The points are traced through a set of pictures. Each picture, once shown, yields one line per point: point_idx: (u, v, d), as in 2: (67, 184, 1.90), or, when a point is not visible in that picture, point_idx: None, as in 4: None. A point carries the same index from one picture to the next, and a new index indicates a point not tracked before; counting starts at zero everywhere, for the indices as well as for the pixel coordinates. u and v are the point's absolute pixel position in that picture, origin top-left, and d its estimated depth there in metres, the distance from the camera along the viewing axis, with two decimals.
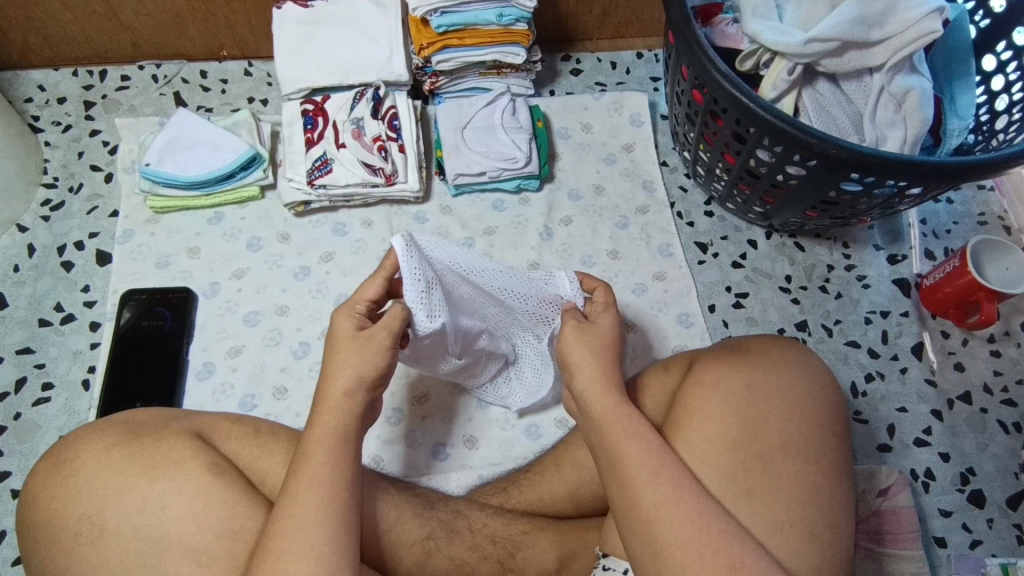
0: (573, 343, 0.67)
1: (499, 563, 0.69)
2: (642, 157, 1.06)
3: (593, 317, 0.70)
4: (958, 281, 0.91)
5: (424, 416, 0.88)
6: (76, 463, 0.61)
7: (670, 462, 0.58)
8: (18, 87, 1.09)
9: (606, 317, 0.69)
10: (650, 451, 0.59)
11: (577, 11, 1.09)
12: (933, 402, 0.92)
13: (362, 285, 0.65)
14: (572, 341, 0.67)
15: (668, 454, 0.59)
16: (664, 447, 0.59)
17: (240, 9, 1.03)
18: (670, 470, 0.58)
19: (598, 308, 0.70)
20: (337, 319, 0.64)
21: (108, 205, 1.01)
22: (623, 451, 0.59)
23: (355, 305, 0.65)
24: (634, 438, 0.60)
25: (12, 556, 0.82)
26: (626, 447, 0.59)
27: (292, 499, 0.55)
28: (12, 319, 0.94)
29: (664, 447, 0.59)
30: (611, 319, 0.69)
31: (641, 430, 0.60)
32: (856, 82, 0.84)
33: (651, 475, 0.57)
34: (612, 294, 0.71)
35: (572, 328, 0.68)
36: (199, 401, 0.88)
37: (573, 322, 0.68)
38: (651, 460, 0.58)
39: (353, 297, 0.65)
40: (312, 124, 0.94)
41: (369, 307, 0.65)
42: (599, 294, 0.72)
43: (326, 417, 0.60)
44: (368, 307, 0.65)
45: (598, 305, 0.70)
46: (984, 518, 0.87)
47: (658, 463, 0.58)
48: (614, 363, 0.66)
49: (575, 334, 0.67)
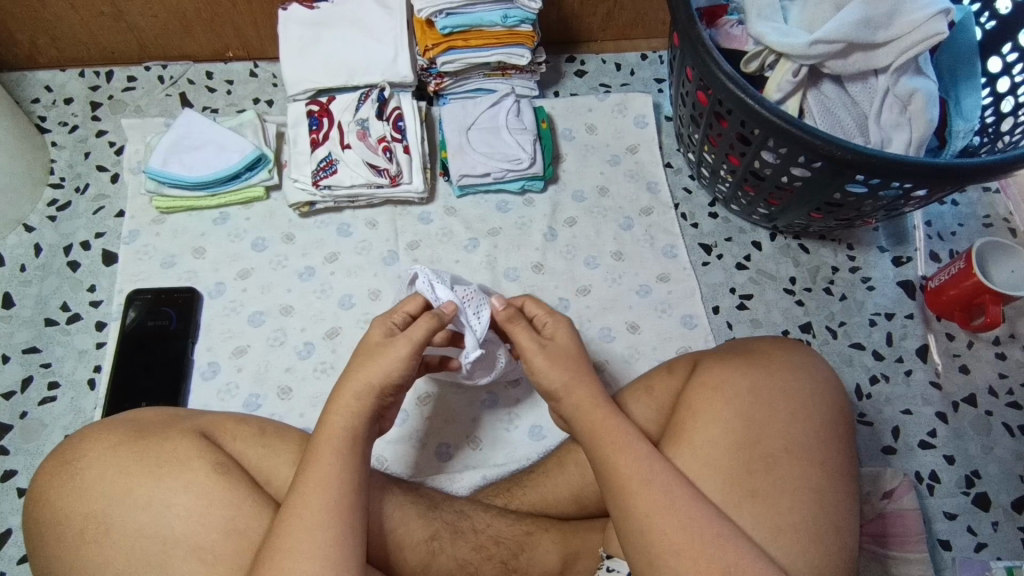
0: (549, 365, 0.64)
1: (504, 563, 0.69)
2: (647, 157, 1.06)
3: (547, 335, 0.67)
4: (964, 283, 0.91)
5: (428, 416, 0.88)
6: (82, 462, 0.61)
7: (658, 473, 0.58)
8: (26, 88, 1.09)
9: (560, 334, 0.67)
10: (637, 462, 0.59)
11: (582, 12, 1.09)
12: (938, 404, 0.92)
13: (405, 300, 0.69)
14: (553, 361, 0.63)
15: (656, 462, 0.59)
16: (653, 455, 0.59)
17: (245, 10, 1.03)
18: (660, 478, 0.58)
19: (546, 321, 0.68)
20: (371, 329, 0.66)
21: (115, 205, 1.01)
22: (613, 460, 0.59)
23: (393, 317, 0.67)
24: (622, 449, 0.59)
25: (19, 554, 0.82)
26: (615, 457, 0.59)
27: (301, 499, 0.56)
28: (19, 318, 0.94)
29: (654, 454, 0.59)
30: (568, 332, 0.67)
31: (629, 440, 0.60)
32: (862, 83, 0.83)
33: (640, 485, 0.57)
34: (544, 304, 0.70)
35: (535, 356, 0.64)
36: (204, 400, 0.88)
37: (535, 345, 0.65)
38: (639, 470, 0.58)
39: (402, 311, 0.68)
40: (318, 124, 0.94)
41: (408, 320, 0.68)
42: (537, 310, 0.69)
43: (335, 416, 0.60)
44: (404, 319, 0.68)
45: (547, 323, 0.68)
46: (990, 521, 0.86)
47: (647, 472, 0.58)
48: (594, 381, 0.64)
49: (545, 359, 0.64)
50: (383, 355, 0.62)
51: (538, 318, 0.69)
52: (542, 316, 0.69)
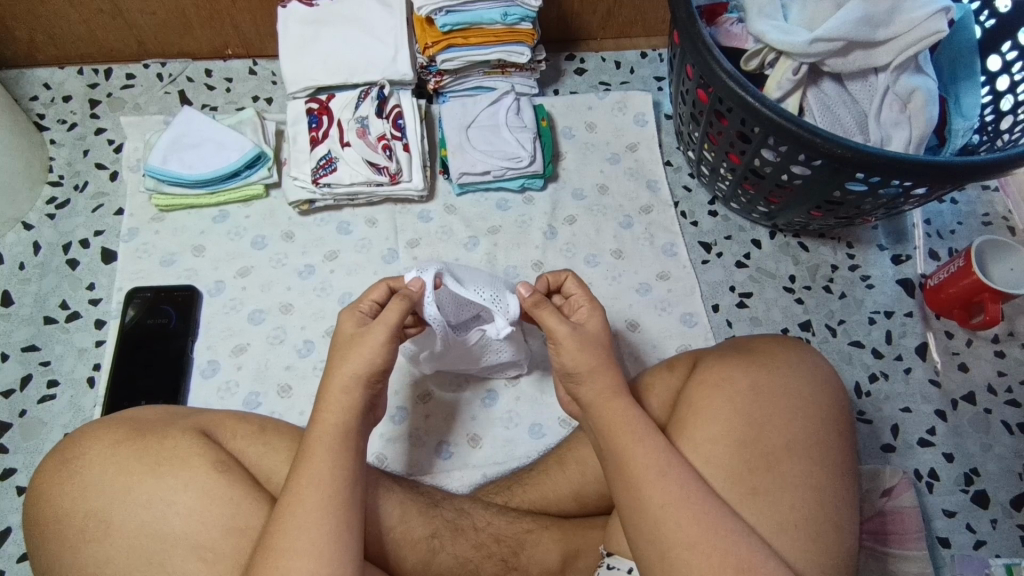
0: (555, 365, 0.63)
1: (504, 561, 0.70)
2: (646, 156, 1.06)
3: (578, 322, 0.66)
4: (964, 282, 0.91)
5: (428, 414, 0.88)
6: (82, 460, 0.61)
7: (666, 469, 0.58)
8: (24, 85, 1.09)
9: (594, 321, 0.66)
10: (643, 459, 0.59)
11: (582, 10, 1.09)
12: (937, 403, 0.92)
13: (368, 288, 0.68)
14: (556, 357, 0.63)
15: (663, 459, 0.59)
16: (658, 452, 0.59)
17: (245, 8, 1.03)
18: (668, 474, 0.58)
19: (584, 305, 0.67)
20: (342, 321, 0.66)
21: (114, 203, 1.01)
22: (620, 457, 0.59)
23: (360, 306, 0.67)
24: (628, 445, 0.59)
25: (18, 552, 0.82)
26: (621, 453, 0.59)
27: (294, 498, 0.56)
28: (18, 317, 0.94)
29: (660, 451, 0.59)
30: (600, 321, 0.66)
31: (634, 436, 0.60)
32: (862, 82, 0.84)
33: (647, 480, 0.58)
34: (588, 286, 0.69)
35: None
36: (204, 399, 0.88)
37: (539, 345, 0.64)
38: (645, 466, 0.58)
39: (368, 299, 0.67)
40: (317, 123, 0.94)
41: (376, 308, 0.67)
42: (577, 289, 0.69)
43: (330, 414, 0.60)
44: (372, 308, 0.67)
45: (582, 306, 0.67)
46: (989, 519, 0.87)
47: (654, 469, 0.58)
48: (612, 368, 0.64)
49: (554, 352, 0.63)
50: (384, 354, 0.62)
51: (575, 298, 0.69)
52: (580, 297, 0.68)
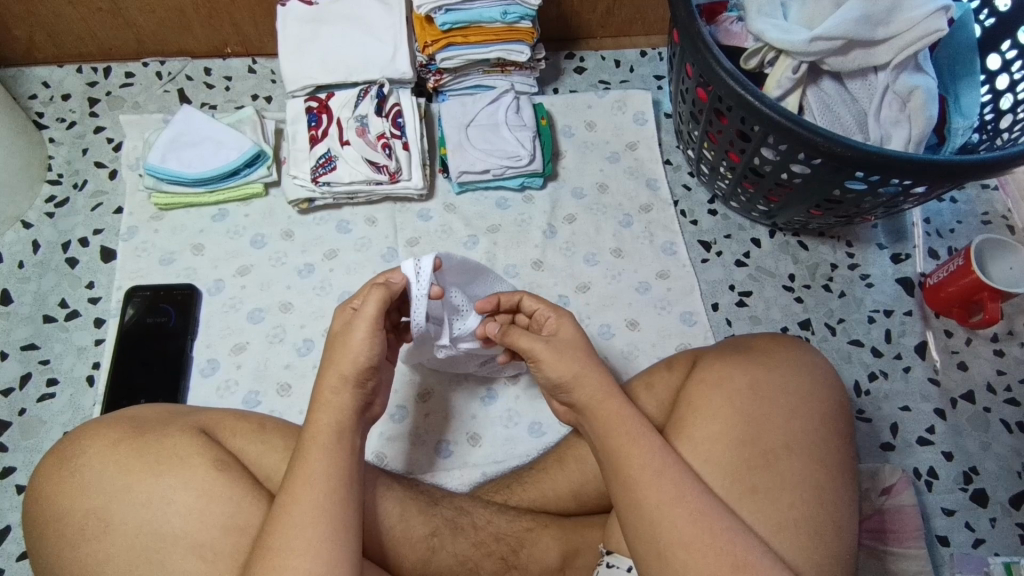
0: (553, 365, 0.63)
1: (504, 559, 0.70)
2: (646, 155, 1.06)
3: (548, 332, 0.67)
4: (963, 281, 0.91)
5: (428, 413, 0.88)
6: (81, 459, 0.61)
7: (665, 467, 0.58)
8: (23, 84, 1.09)
9: (565, 328, 0.66)
10: (641, 457, 0.59)
11: (582, 8, 1.09)
12: (936, 401, 0.92)
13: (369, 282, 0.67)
14: (545, 363, 0.63)
15: (661, 458, 0.59)
16: (656, 450, 0.59)
17: (245, 6, 1.03)
18: (666, 472, 0.58)
19: (547, 317, 0.68)
20: (334, 318, 0.66)
21: (113, 201, 1.01)
22: (619, 456, 0.59)
23: (355, 302, 0.66)
24: (626, 443, 0.59)
25: (17, 551, 0.82)
26: (620, 452, 0.59)
27: (292, 497, 0.56)
28: (17, 315, 0.94)
29: (658, 449, 0.59)
30: (572, 328, 0.66)
31: (632, 435, 0.60)
32: (862, 80, 0.83)
33: (644, 479, 0.58)
34: (548, 300, 0.69)
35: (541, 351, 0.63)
36: (204, 397, 0.88)
37: (539, 343, 0.64)
38: (643, 465, 0.58)
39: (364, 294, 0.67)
40: (317, 121, 0.94)
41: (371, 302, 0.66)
42: (537, 305, 0.69)
43: (328, 413, 0.60)
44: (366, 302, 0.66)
45: (549, 318, 0.67)
46: (987, 517, 0.87)
47: (652, 467, 0.58)
48: (605, 368, 0.64)
49: (550, 355, 0.63)
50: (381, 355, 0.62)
51: (539, 313, 0.69)
52: (544, 311, 0.68)
